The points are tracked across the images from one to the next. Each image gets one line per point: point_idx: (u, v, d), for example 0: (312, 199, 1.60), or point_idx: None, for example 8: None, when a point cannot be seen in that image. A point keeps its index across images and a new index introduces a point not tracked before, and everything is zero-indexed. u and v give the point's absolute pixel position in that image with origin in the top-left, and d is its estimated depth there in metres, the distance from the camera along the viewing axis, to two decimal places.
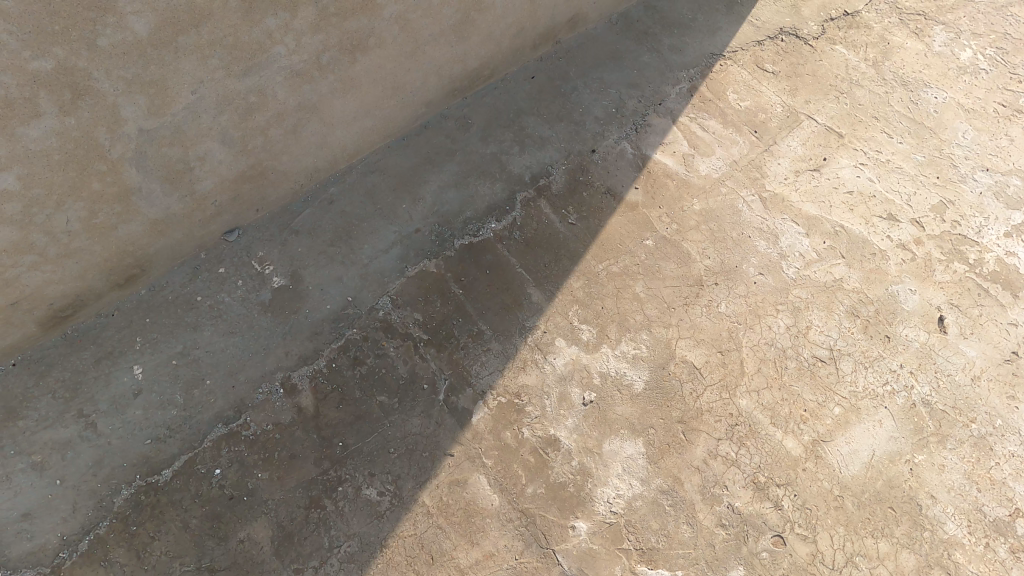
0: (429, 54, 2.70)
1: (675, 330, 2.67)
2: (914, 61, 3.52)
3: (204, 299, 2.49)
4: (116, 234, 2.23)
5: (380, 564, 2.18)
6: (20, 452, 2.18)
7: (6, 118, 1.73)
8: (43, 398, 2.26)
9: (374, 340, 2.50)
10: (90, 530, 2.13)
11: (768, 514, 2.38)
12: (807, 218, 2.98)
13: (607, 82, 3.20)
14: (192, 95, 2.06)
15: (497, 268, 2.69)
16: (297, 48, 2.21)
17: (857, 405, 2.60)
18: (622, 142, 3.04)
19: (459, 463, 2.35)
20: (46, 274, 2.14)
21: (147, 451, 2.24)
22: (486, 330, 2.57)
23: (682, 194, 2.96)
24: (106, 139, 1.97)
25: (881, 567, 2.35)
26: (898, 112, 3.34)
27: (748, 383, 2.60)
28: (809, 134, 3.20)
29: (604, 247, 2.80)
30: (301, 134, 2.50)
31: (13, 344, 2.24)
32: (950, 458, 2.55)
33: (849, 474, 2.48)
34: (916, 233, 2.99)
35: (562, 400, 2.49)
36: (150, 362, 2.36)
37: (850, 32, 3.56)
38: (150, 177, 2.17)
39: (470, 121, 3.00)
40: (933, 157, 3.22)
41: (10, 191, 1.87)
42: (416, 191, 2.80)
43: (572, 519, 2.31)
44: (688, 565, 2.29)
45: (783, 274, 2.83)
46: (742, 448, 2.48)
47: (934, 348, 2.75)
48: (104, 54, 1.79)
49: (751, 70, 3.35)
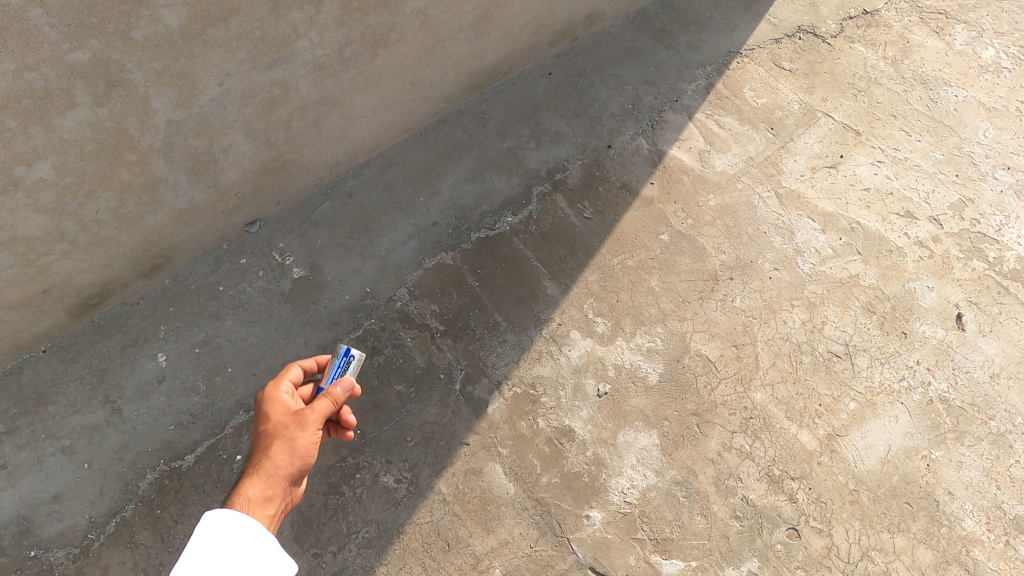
0: (449, 50, 2.73)
1: (690, 323, 2.70)
2: (933, 59, 3.54)
3: (226, 289, 2.53)
4: (143, 224, 2.27)
5: (397, 550, 2.22)
6: (50, 435, 2.23)
7: (44, 109, 1.77)
8: (71, 384, 2.31)
9: (392, 331, 2.54)
10: (117, 512, 2.17)
11: (783, 506, 2.41)
12: (823, 214, 3.00)
13: (624, 78, 3.22)
14: (218, 88, 2.09)
15: (513, 261, 2.72)
16: (320, 41, 2.24)
17: (872, 400, 2.63)
18: (638, 138, 3.07)
19: (475, 452, 2.39)
20: (77, 262, 2.19)
21: (171, 437, 2.29)
22: (502, 322, 2.61)
23: (698, 190, 2.99)
24: (136, 130, 2.00)
25: (897, 561, 2.37)
26: (916, 110, 3.36)
27: (763, 377, 2.62)
28: (826, 131, 3.21)
29: (619, 241, 2.82)
30: (322, 127, 2.54)
31: (43, 331, 2.29)
32: (968, 455, 2.58)
33: (865, 468, 2.51)
34: (934, 231, 3.01)
35: (576, 391, 2.52)
36: (174, 349, 2.40)
37: (869, 31, 3.57)
38: (177, 168, 2.20)
39: (487, 115, 3.03)
40: (952, 156, 3.24)
41: (45, 180, 1.91)
42: (433, 184, 2.83)
43: (587, 508, 2.35)
44: (702, 556, 2.32)
45: (799, 269, 2.86)
46: (756, 441, 2.51)
47: (951, 345, 2.78)
48: (137, 47, 1.82)
49: (768, 68, 3.37)
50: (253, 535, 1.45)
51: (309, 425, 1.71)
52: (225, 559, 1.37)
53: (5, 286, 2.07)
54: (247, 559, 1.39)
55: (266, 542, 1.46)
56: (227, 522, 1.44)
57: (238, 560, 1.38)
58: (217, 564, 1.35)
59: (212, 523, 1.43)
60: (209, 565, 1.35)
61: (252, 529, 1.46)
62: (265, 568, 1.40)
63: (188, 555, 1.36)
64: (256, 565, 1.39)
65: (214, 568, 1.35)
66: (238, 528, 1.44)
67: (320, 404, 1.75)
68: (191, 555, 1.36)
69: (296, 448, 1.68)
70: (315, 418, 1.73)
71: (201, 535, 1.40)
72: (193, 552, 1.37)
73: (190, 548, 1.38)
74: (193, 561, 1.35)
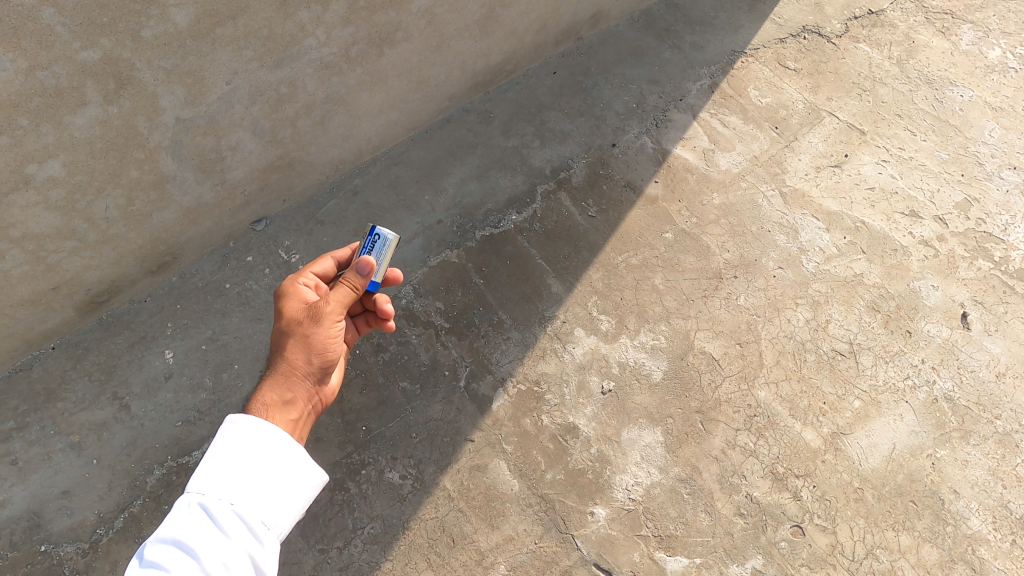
0: (454, 49, 2.74)
1: (694, 321, 2.71)
2: (939, 59, 3.54)
3: (232, 286, 2.54)
4: (152, 221, 2.28)
5: (403, 546, 2.24)
6: (59, 432, 2.25)
7: (55, 107, 1.79)
8: (80, 381, 2.32)
9: (397, 328, 2.55)
10: (125, 508, 2.19)
11: (787, 504, 2.42)
12: (827, 213, 3.01)
13: (628, 77, 3.23)
14: (226, 86, 2.10)
15: (517, 259, 2.73)
16: (327, 40, 2.25)
17: (877, 399, 2.65)
18: (643, 137, 3.07)
19: (479, 449, 2.40)
20: (86, 259, 2.20)
21: (178, 433, 2.30)
22: (507, 319, 2.62)
23: (702, 188, 2.99)
24: (145, 128, 2.01)
25: (902, 560, 2.39)
26: (921, 110, 3.36)
27: (767, 375, 2.64)
28: (830, 130, 3.22)
29: (623, 239, 2.83)
30: (328, 125, 2.55)
31: (52, 328, 2.30)
32: (973, 454, 2.59)
33: (869, 466, 2.52)
34: (938, 230, 3.02)
35: (580, 388, 2.53)
36: (181, 346, 2.41)
37: (874, 30, 3.58)
38: (185, 166, 2.21)
39: (492, 114, 3.04)
40: (958, 155, 3.25)
41: (56, 178, 1.93)
42: (438, 182, 2.83)
43: (591, 505, 2.36)
44: (707, 553, 2.34)
45: (803, 268, 2.87)
46: (761, 439, 2.52)
47: (956, 344, 2.79)
48: (147, 45, 1.83)
49: (773, 67, 3.37)
50: (281, 447, 1.32)
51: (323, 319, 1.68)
52: (249, 475, 1.25)
53: (15, 283, 2.08)
54: (273, 474, 1.28)
55: (294, 453, 1.33)
56: (252, 432, 1.30)
57: (263, 474, 1.27)
58: (241, 481, 1.24)
59: (234, 431, 1.29)
60: (231, 480, 1.23)
61: (280, 440, 1.32)
62: (293, 484, 1.30)
63: (207, 464, 1.24)
64: (283, 481, 1.29)
65: (237, 484, 1.23)
66: (264, 438, 1.30)
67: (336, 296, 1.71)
68: (211, 466, 1.24)
69: (312, 344, 1.66)
70: (330, 311, 1.70)
71: (222, 443, 1.27)
72: (214, 462, 1.25)
73: (210, 455, 1.25)
74: (213, 471, 1.24)
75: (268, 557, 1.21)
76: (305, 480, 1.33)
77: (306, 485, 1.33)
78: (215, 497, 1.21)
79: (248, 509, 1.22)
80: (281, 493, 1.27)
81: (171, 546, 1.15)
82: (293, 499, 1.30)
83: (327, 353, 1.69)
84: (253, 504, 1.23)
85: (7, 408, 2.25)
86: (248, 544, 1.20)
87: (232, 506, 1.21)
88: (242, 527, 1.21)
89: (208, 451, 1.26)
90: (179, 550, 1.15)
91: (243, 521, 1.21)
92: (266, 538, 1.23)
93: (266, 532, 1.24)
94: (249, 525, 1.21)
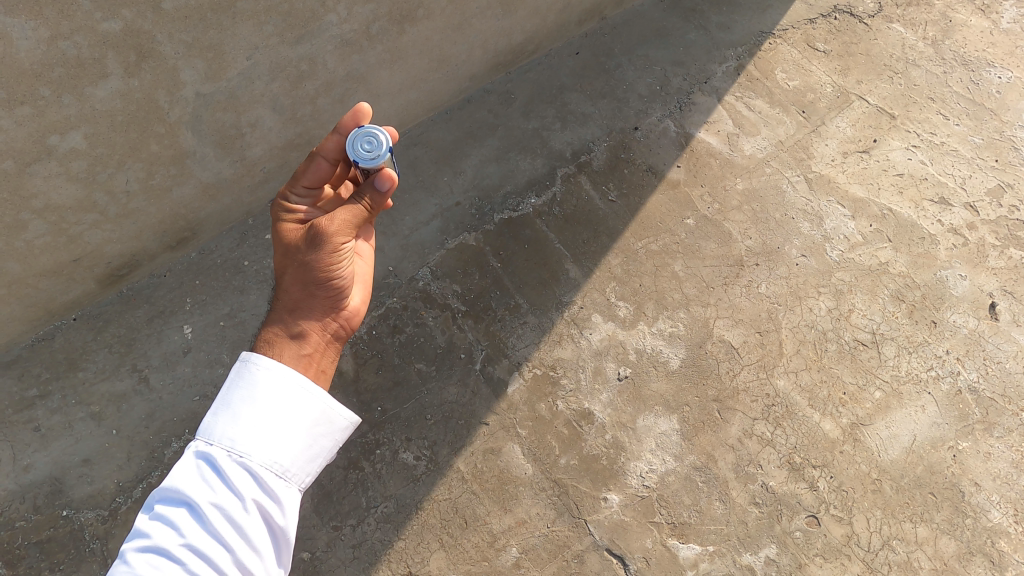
0: (476, 27, 2.70)
1: (714, 308, 2.67)
2: (977, 39, 3.43)
3: (250, 264, 2.54)
4: (171, 196, 2.29)
5: (415, 525, 2.25)
6: (80, 401, 2.29)
7: (76, 78, 1.80)
8: (100, 352, 2.36)
9: (413, 310, 2.53)
10: (143, 479, 2.22)
11: (803, 494, 2.39)
12: (853, 200, 2.93)
13: (652, 59, 3.17)
14: (247, 61, 2.08)
15: (536, 242, 2.71)
16: (348, 17, 2.23)
17: (899, 389, 2.59)
18: (666, 120, 3.02)
19: (494, 432, 2.39)
20: (106, 232, 2.23)
21: (195, 407, 2.32)
22: (524, 303, 2.59)
23: (726, 174, 2.94)
24: (165, 102, 2.02)
25: (918, 551, 2.35)
26: (955, 92, 3.26)
27: (787, 364, 2.59)
28: (859, 114, 3.14)
29: (643, 225, 2.79)
30: (348, 104, 2.53)
31: (73, 300, 2.34)
32: (997, 447, 2.53)
33: (888, 457, 2.47)
34: (969, 217, 2.94)
35: (596, 374, 2.51)
36: (199, 322, 2.43)
37: (908, 10, 3.46)
38: (205, 142, 2.21)
39: (512, 96, 3.00)
40: (991, 140, 3.15)
41: (77, 149, 1.95)
42: (457, 164, 2.80)
43: (604, 491, 2.35)
44: (720, 541, 2.32)
45: (826, 256, 2.81)
46: (778, 428, 2.48)
47: (982, 335, 2.72)
48: (167, 17, 1.83)
49: (801, 49, 3.29)
50: (296, 392, 1.32)
51: (322, 246, 1.61)
52: (262, 422, 1.27)
53: (38, 253, 2.12)
54: (285, 420, 1.29)
55: (312, 396, 1.34)
56: (266, 376, 1.31)
57: (275, 421, 1.28)
58: (251, 429, 1.26)
59: (251, 374, 1.31)
60: (243, 427, 1.25)
61: (297, 385, 1.33)
62: (307, 429, 1.31)
63: (225, 408, 1.28)
64: (296, 427, 1.30)
65: (248, 431, 1.25)
66: (279, 383, 1.31)
67: (339, 216, 1.63)
68: (224, 413, 1.27)
69: (310, 274, 1.62)
70: (330, 234, 1.61)
71: (240, 387, 1.30)
72: (231, 406, 1.28)
73: (224, 401, 1.29)
74: (232, 417, 1.27)
75: (280, 507, 1.25)
76: (321, 424, 1.34)
77: (323, 430, 1.34)
78: (226, 447, 1.24)
79: (257, 459, 1.24)
80: (294, 439, 1.29)
81: (181, 498, 1.21)
82: (309, 443, 1.31)
83: (332, 279, 1.65)
84: (261, 452, 1.25)
85: (30, 375, 2.30)
86: (256, 496, 1.23)
87: (239, 458, 1.24)
88: (250, 479, 1.24)
89: (223, 395, 1.30)
90: (188, 501, 1.21)
91: (250, 474, 1.24)
92: (279, 486, 1.26)
93: (280, 480, 1.27)
94: (258, 477, 1.24)
